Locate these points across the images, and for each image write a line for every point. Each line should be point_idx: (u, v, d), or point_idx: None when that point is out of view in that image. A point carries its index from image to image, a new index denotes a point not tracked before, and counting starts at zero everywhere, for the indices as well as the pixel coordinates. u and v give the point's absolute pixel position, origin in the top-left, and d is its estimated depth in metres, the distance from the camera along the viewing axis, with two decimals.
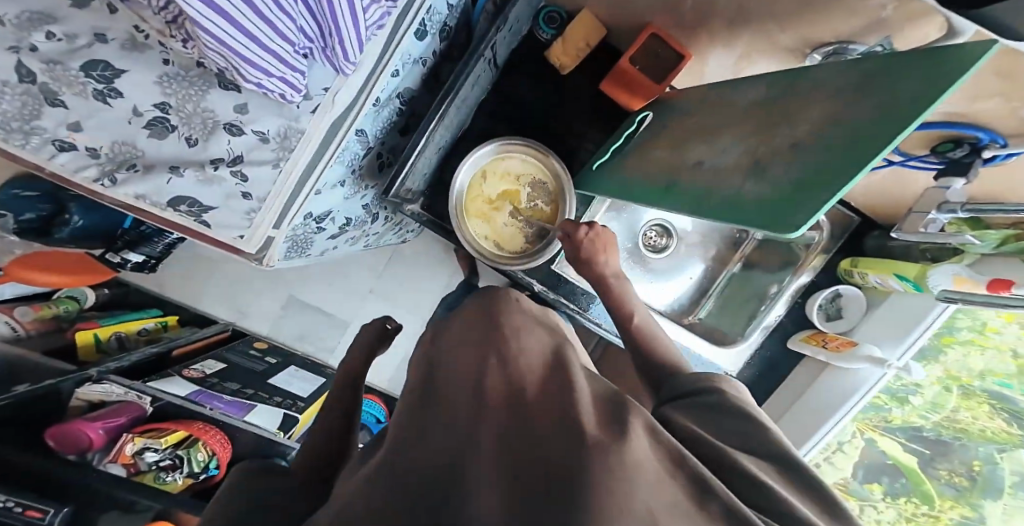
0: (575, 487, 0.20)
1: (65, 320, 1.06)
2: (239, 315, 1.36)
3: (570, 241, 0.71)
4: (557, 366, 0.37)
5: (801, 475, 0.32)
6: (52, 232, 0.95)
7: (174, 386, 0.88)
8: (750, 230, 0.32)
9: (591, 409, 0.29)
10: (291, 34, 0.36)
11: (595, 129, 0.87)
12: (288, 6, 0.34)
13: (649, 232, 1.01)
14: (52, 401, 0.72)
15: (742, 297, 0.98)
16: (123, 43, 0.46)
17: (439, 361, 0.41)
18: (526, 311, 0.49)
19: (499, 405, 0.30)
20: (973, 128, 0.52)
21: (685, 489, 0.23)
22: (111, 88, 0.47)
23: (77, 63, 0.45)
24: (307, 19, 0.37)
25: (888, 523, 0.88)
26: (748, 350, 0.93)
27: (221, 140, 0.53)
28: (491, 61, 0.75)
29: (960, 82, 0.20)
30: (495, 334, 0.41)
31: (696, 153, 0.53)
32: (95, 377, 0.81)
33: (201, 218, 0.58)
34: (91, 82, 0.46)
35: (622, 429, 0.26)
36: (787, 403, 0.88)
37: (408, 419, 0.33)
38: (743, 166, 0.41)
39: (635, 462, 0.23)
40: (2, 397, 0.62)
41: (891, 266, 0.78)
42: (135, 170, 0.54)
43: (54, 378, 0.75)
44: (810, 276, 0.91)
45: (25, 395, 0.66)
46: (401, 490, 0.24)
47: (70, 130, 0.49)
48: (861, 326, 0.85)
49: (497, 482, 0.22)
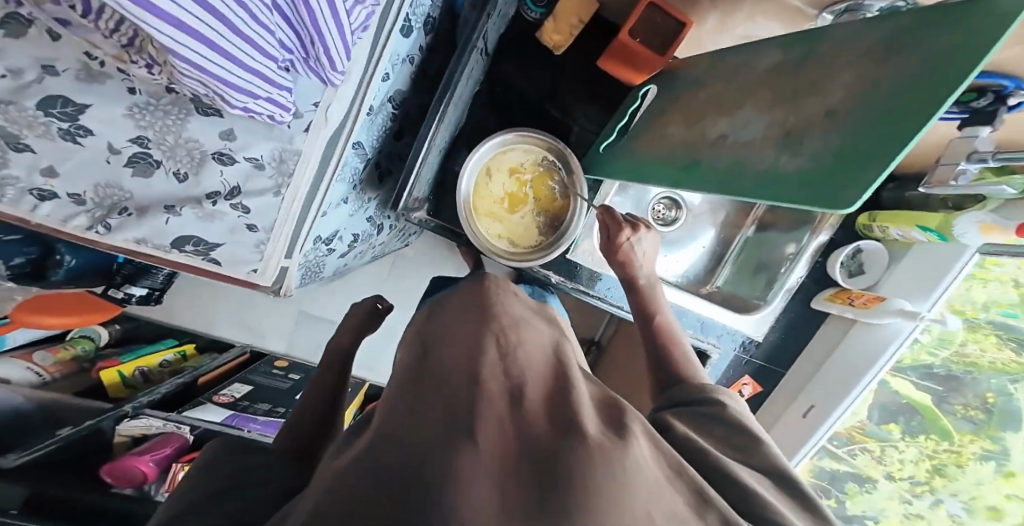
0: (582, 488, 0.21)
1: (86, 359, 1.09)
2: (255, 337, 1.36)
3: (611, 243, 0.70)
4: (555, 363, 0.39)
5: (784, 479, 0.37)
6: (46, 276, 0.89)
7: (210, 413, 0.94)
8: (793, 205, 0.34)
9: (593, 414, 0.31)
10: (272, 49, 0.34)
11: (594, 108, 0.84)
12: (265, 19, 0.31)
13: (658, 206, 0.99)
14: (95, 442, 0.82)
15: (757, 262, 0.96)
16: (77, 74, 0.39)
17: (431, 345, 0.40)
18: (523, 303, 0.51)
19: (499, 398, 0.30)
20: (998, 76, 0.50)
21: (684, 500, 0.26)
22: (78, 126, 0.43)
23: (31, 102, 0.40)
24: (285, 30, 0.34)
25: (909, 461, 0.90)
26: (771, 315, 0.92)
27: (213, 172, 0.52)
28: (484, 50, 0.70)
29: (996, 49, 0.21)
30: (493, 325, 0.41)
31: (718, 128, 0.51)
32: (132, 412, 0.87)
33: (208, 255, 0.59)
34: (54, 121, 0.41)
35: (623, 433, 0.28)
36: (813, 364, 0.89)
37: (396, 399, 0.32)
38: (773, 137, 0.41)
39: (636, 467, 0.25)
40: (47, 443, 0.73)
41: (912, 218, 0.77)
42: (128, 213, 0.52)
43: (93, 418, 0.82)
44: (829, 234, 0.88)
45: (68, 437, 0.76)
46: (395, 486, 0.20)
47: (45, 176, 0.45)
48: (885, 280, 0.85)
49: (500, 476, 0.22)
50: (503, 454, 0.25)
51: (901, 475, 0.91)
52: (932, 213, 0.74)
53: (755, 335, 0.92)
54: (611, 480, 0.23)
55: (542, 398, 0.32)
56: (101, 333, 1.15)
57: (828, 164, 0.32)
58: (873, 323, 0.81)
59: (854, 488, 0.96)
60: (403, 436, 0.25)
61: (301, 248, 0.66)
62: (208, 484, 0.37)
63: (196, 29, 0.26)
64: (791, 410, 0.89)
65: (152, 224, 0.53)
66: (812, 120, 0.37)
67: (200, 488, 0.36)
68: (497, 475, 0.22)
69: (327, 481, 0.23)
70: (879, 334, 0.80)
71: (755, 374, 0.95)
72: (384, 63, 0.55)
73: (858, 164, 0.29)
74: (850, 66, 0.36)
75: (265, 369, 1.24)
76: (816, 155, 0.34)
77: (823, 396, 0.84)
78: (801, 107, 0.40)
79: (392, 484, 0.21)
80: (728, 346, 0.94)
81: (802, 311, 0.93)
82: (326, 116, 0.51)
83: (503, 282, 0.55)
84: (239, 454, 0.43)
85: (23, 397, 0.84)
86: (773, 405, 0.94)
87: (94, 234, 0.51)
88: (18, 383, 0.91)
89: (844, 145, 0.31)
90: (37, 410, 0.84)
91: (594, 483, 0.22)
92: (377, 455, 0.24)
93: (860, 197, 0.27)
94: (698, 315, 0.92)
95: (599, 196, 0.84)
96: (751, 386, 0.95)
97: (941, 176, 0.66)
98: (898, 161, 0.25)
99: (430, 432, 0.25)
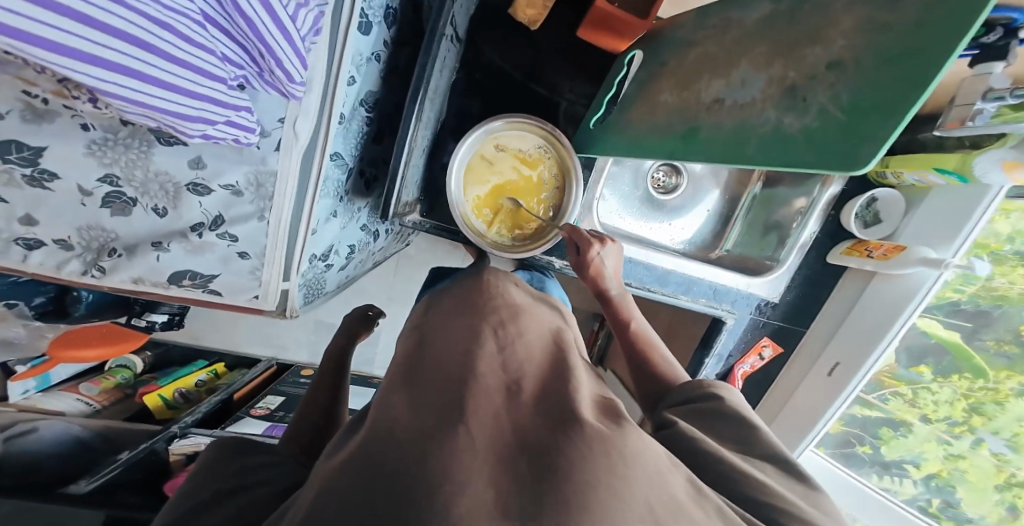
0: (582, 480, 0.22)
1: (128, 385, 1.15)
2: (277, 350, 1.38)
3: (581, 257, 0.67)
4: (553, 352, 0.39)
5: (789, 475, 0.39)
6: (69, 312, 0.91)
7: (249, 426, 0.98)
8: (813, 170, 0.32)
9: (591, 407, 0.31)
10: (216, 68, 0.33)
11: (579, 82, 0.80)
12: (200, 37, 0.30)
13: (657, 173, 0.95)
14: (156, 461, 0.87)
15: (766, 220, 0.92)
16: (24, 114, 0.38)
17: (426, 336, 0.40)
18: (521, 292, 0.51)
19: (497, 392, 0.30)
20: (1009, 9, 0.53)
21: (682, 490, 0.26)
22: (39, 170, 0.42)
23: None
24: (228, 43, 0.34)
25: (945, 402, 0.86)
26: (786, 275, 0.89)
27: (192, 204, 0.52)
28: (456, 36, 0.67)
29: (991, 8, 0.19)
30: (491, 317, 0.41)
31: (712, 91, 0.47)
32: (179, 431, 0.94)
33: (207, 287, 0.60)
34: (16, 168, 0.41)
35: (621, 425, 0.29)
36: (834, 321, 0.87)
37: (388, 390, 0.32)
38: (775, 96, 0.38)
39: (635, 456, 0.26)
40: (111, 468, 0.78)
41: (927, 161, 0.72)
42: (117, 254, 0.53)
43: (148, 441, 0.90)
44: (841, 185, 0.84)
45: (129, 460, 0.82)
46: (391, 482, 0.21)
47: (24, 224, 0.47)
48: (903, 229, 0.81)
49: (499, 470, 0.23)
50: (501, 450, 0.25)
51: (937, 416, 0.88)
52: (947, 153, 0.69)
53: (770, 297, 0.90)
54: (610, 474, 0.23)
55: (540, 391, 0.32)
56: (137, 361, 1.20)
57: (837, 123, 0.31)
58: (892, 274, 0.78)
59: (888, 433, 0.94)
60: (399, 431, 0.25)
61: (299, 270, 0.67)
62: (211, 486, 0.36)
63: (116, 61, 0.26)
64: (816, 370, 0.87)
65: (143, 262, 0.55)
66: (814, 74, 0.35)
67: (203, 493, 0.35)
68: (495, 473, 0.23)
69: (324, 477, 0.23)
70: (903, 284, 0.76)
71: (774, 335, 0.93)
72: (347, 66, 0.53)
73: (866, 124, 0.28)
74: (852, 8, 0.32)
75: (293, 379, 1.28)
76: (825, 112, 0.32)
77: (847, 353, 0.82)
78: (801, 58, 0.37)
79: (388, 482, 0.21)
80: (743, 310, 0.91)
81: (818, 267, 0.90)
82: (295, 132, 0.50)
83: (502, 273, 0.55)
84: (242, 453, 0.41)
85: (81, 427, 0.91)
86: (795, 365, 0.92)
87: (89, 278, 0.54)
88: (72, 413, 0.99)
89: (853, 101, 0.30)
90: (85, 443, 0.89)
91: (593, 478, 0.22)
92: (371, 448, 0.24)
93: (874, 155, 0.27)
94: (709, 282, 0.89)
95: (594, 173, 0.82)
96: (771, 347, 0.94)
97: (957, 116, 0.65)
98: (909, 118, 0.24)
99: (426, 426, 0.25)
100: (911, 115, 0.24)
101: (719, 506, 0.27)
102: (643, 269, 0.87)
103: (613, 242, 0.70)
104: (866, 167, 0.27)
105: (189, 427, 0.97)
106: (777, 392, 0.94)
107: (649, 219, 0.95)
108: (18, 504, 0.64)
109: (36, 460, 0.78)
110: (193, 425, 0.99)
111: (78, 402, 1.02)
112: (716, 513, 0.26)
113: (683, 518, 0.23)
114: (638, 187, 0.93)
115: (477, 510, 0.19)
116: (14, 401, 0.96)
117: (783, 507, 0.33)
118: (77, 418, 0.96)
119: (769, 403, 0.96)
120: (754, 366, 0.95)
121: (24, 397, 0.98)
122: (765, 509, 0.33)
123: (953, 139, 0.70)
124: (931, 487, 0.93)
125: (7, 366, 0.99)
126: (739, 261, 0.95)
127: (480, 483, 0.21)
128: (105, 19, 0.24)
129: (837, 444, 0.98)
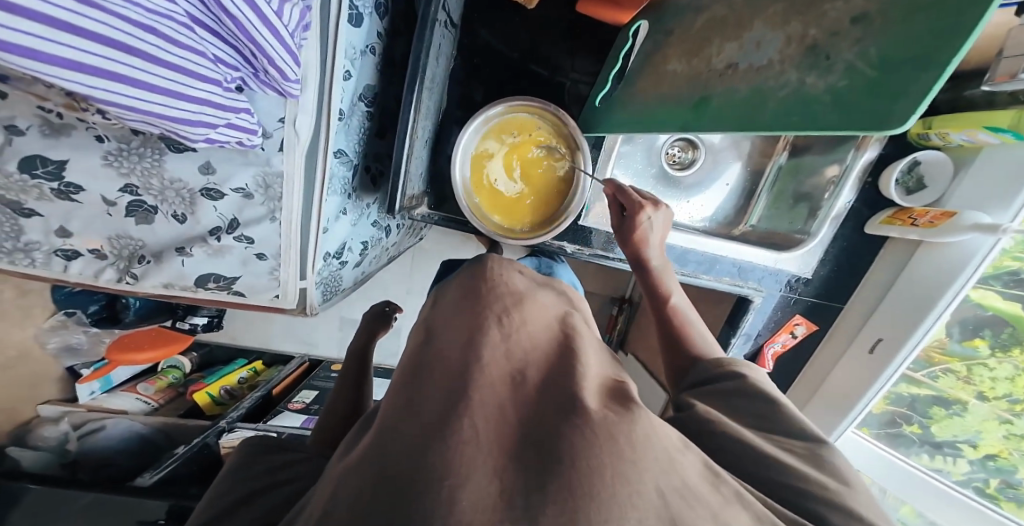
0: (587, 470, 0.22)
1: (180, 384, 1.23)
2: (308, 347, 1.41)
3: (632, 219, 0.64)
4: (558, 336, 0.39)
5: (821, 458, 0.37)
6: (121, 318, 1.00)
7: (288, 420, 1.04)
8: (848, 132, 0.29)
9: (599, 393, 0.31)
10: (207, 71, 0.37)
11: (583, 60, 0.78)
12: (187, 38, 0.34)
13: (672, 149, 0.91)
14: (208, 454, 0.94)
15: (794, 190, 0.87)
16: (42, 130, 0.44)
17: (433, 331, 0.39)
18: (524, 278, 0.50)
19: (501, 383, 0.29)
20: None
21: (696, 473, 0.26)
22: (65, 183, 0.48)
23: (14, 166, 0.45)
24: (221, 45, 0.37)
25: (1006, 379, 0.78)
26: (818, 248, 0.84)
27: (207, 208, 0.55)
28: (449, 21, 0.65)
29: None
30: (495, 306, 0.40)
31: (725, 55, 0.45)
32: (228, 426, 1.00)
33: (231, 288, 0.64)
34: (42, 181, 0.48)
35: (626, 408, 0.28)
36: (876, 293, 0.82)
37: (397, 387, 0.32)
38: (795, 56, 0.35)
39: (644, 438, 0.25)
40: (169, 462, 0.86)
41: (976, 120, 0.65)
42: (146, 260, 0.59)
43: (200, 436, 0.96)
44: (876, 150, 0.77)
45: (184, 454, 0.90)
46: (395, 481, 0.21)
47: (60, 236, 0.54)
48: (952, 192, 0.74)
49: (501, 462, 0.23)
50: (503, 440, 0.25)
51: (996, 394, 0.80)
52: (1000, 110, 0.62)
53: (801, 273, 0.85)
54: (617, 459, 0.23)
55: (544, 380, 0.32)
56: (185, 361, 1.26)
57: (865, 81, 0.28)
58: (941, 242, 0.72)
59: (940, 412, 0.87)
60: (402, 429, 0.25)
61: (314, 268, 0.67)
62: (235, 489, 0.37)
63: (104, 68, 0.30)
64: (855, 347, 0.82)
65: (170, 266, 0.60)
66: (837, 30, 0.32)
67: (236, 492, 0.37)
68: (500, 463, 0.23)
69: (336, 478, 0.24)
70: (951, 256, 0.70)
71: (807, 312, 0.89)
72: (342, 60, 0.52)
73: (901, 77, 0.25)
74: None
75: (325, 373, 1.32)
76: (853, 69, 0.30)
77: (892, 327, 0.76)
78: (823, 14, 0.33)
79: (396, 480, 0.21)
80: (772, 287, 0.87)
81: (855, 238, 0.84)
82: (295, 131, 0.52)
83: (505, 261, 0.54)
84: (265, 454, 0.43)
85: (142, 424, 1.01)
86: (832, 342, 0.87)
87: (124, 283, 0.61)
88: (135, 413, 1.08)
89: (883, 54, 0.27)
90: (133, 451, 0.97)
91: (598, 464, 0.22)
92: (378, 450, 0.24)
93: (912, 115, 0.24)
94: (732, 259, 0.85)
95: (604, 153, 0.79)
96: (804, 325, 0.89)
97: (1007, 69, 0.58)
98: (951, 69, 0.22)
99: (428, 421, 0.25)
100: (952, 69, 0.21)
101: (738, 490, 0.27)
102: None
103: (664, 207, 0.66)
104: (904, 127, 0.24)
105: (236, 421, 1.03)
106: (813, 371, 0.90)
107: (666, 197, 0.91)
108: (96, 496, 0.75)
109: (110, 454, 0.95)
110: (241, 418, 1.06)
111: (139, 402, 1.12)
112: (735, 499, 0.26)
113: (696, 503, 0.23)
114: (652, 164, 0.90)
115: (480, 504, 0.19)
116: (81, 402, 1.06)
117: (810, 491, 0.32)
118: (139, 416, 1.05)
119: (803, 383, 0.91)
120: (785, 344, 0.91)
121: (91, 399, 1.08)
122: (791, 494, 0.32)
123: (1005, 94, 0.63)
124: (989, 468, 0.85)
125: (74, 370, 1.08)
126: (766, 236, 0.90)
127: (484, 475, 0.21)
128: (93, 28, 0.28)
129: (882, 424, 0.91)
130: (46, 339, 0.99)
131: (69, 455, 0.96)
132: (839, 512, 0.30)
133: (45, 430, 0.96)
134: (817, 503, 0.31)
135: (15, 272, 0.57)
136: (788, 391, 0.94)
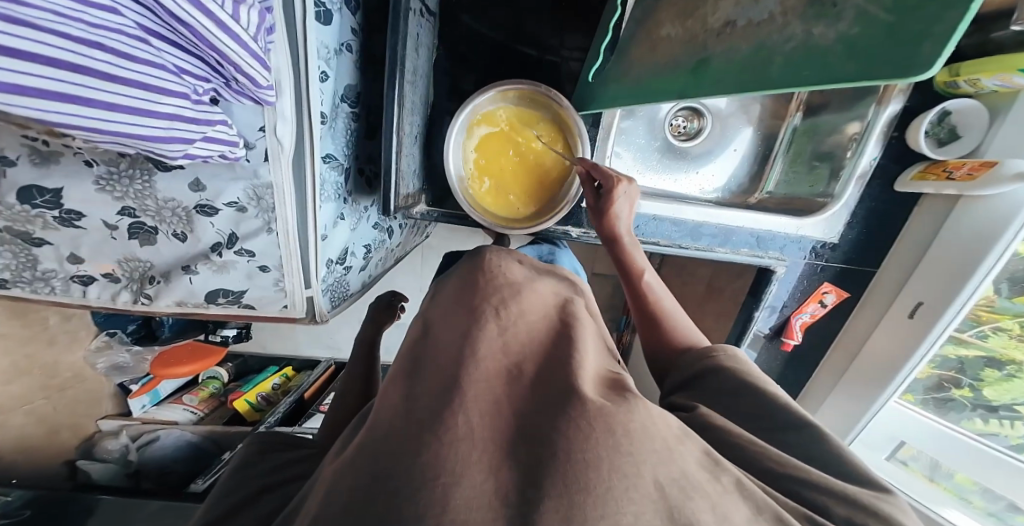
0: (584, 465, 0.21)
1: (221, 393, 1.28)
2: (334, 350, 1.43)
3: (608, 194, 0.60)
4: (557, 326, 0.37)
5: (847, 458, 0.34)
6: (158, 334, 1.06)
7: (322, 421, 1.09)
8: (867, 84, 0.26)
9: (597, 383, 0.29)
10: (171, 83, 0.37)
11: (570, 35, 0.75)
12: (144, 53, 0.34)
13: (676, 120, 0.87)
14: None
15: (811, 150, 0.83)
16: (31, 158, 0.46)
17: (428, 324, 0.38)
18: (520, 266, 0.48)
19: (497, 377, 0.28)
20: None
21: (696, 462, 0.25)
22: (64, 209, 0.51)
23: (13, 198, 0.49)
24: (180, 54, 0.37)
25: None
26: (844, 210, 0.78)
27: (205, 224, 0.57)
28: (425, 10, 0.64)
29: None
30: (493, 296, 0.38)
31: (722, 11, 0.41)
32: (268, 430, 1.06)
33: (241, 301, 0.66)
34: (44, 210, 0.50)
35: (627, 401, 0.27)
36: (919, 242, 0.75)
37: (393, 383, 0.31)
38: (797, 5, 0.32)
39: (645, 431, 0.24)
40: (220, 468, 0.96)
41: (1007, 63, 0.59)
42: (156, 280, 0.61)
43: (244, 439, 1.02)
44: (901, 103, 0.71)
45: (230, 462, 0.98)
46: (386, 486, 0.20)
47: (72, 262, 0.57)
48: (991, 140, 0.67)
49: (497, 461, 0.22)
50: (500, 436, 0.24)
51: None
52: None
53: (827, 238, 0.80)
54: (615, 452, 0.22)
55: (542, 374, 0.30)
56: (223, 371, 1.31)
57: (882, 28, 0.25)
58: (978, 196, 0.66)
59: (993, 374, 0.79)
60: (395, 430, 0.24)
61: (318, 276, 0.67)
62: (249, 484, 0.39)
63: (56, 90, 0.30)
64: (895, 312, 0.76)
65: (179, 285, 0.62)
66: None
67: (232, 495, 0.38)
68: (496, 459, 0.22)
69: (330, 478, 0.24)
70: (994, 208, 0.64)
71: (836, 279, 0.84)
72: (315, 62, 0.52)
73: (921, 19, 0.22)
74: None
75: None
76: (865, 14, 0.27)
77: (933, 291, 0.71)
78: None
79: (387, 483, 0.21)
80: (795, 256, 0.83)
81: (883, 197, 0.78)
82: (277, 139, 0.51)
83: (503, 251, 0.52)
84: (279, 448, 0.45)
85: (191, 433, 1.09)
86: (865, 309, 0.82)
87: (141, 304, 0.64)
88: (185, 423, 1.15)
89: None
90: (185, 463, 1.05)
91: (594, 458, 0.21)
92: (371, 452, 0.23)
93: (940, 57, 0.21)
94: (750, 230, 0.81)
95: (602, 130, 0.76)
96: (834, 294, 0.84)
97: None
98: (971, 13, 0.19)
99: (421, 417, 0.24)
100: (976, 9, 0.18)
101: (739, 478, 0.26)
102: (672, 225, 0.81)
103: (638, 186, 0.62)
104: (932, 71, 0.21)
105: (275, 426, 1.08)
106: (847, 340, 0.85)
107: (675, 171, 0.88)
108: (162, 503, 0.82)
109: (168, 463, 1.04)
110: (278, 424, 1.11)
111: (187, 411, 1.18)
112: (735, 489, 0.25)
113: (694, 493, 0.22)
114: (654, 138, 0.86)
115: (473, 504, 0.19)
116: (136, 415, 1.13)
117: (804, 479, 0.31)
118: (189, 425, 1.12)
119: (838, 354, 0.86)
120: (814, 315, 0.86)
121: (144, 411, 1.15)
122: (787, 483, 0.31)
123: None
124: None
125: (124, 386, 1.15)
126: (784, 202, 0.84)
127: (479, 473, 0.21)
128: (42, 52, 0.28)
129: (928, 389, 0.84)
130: (95, 360, 1.05)
131: (132, 465, 1.03)
132: (864, 513, 0.29)
133: (108, 443, 1.04)
134: (828, 499, 0.30)
135: (44, 301, 0.61)
136: (821, 364, 0.90)
